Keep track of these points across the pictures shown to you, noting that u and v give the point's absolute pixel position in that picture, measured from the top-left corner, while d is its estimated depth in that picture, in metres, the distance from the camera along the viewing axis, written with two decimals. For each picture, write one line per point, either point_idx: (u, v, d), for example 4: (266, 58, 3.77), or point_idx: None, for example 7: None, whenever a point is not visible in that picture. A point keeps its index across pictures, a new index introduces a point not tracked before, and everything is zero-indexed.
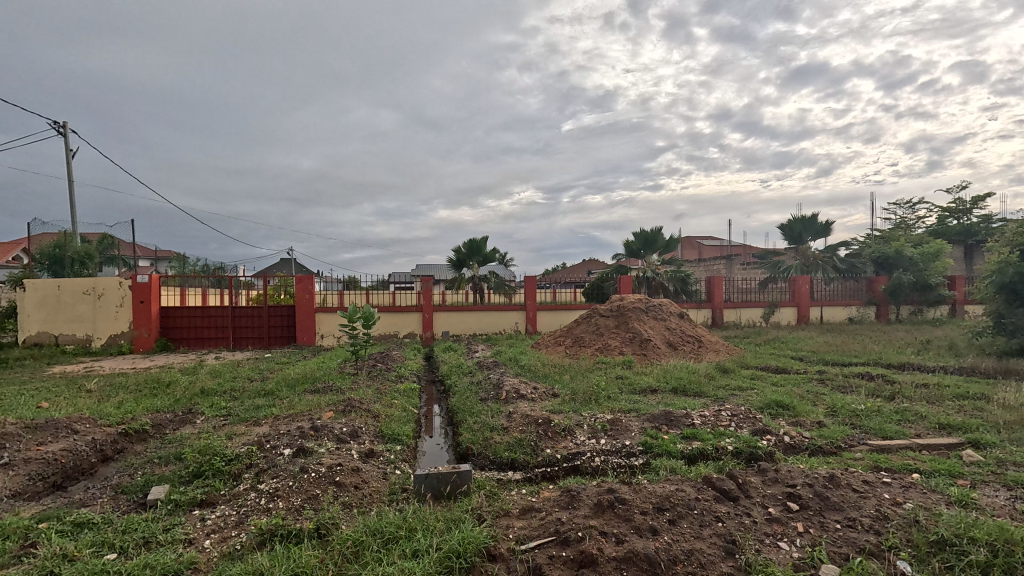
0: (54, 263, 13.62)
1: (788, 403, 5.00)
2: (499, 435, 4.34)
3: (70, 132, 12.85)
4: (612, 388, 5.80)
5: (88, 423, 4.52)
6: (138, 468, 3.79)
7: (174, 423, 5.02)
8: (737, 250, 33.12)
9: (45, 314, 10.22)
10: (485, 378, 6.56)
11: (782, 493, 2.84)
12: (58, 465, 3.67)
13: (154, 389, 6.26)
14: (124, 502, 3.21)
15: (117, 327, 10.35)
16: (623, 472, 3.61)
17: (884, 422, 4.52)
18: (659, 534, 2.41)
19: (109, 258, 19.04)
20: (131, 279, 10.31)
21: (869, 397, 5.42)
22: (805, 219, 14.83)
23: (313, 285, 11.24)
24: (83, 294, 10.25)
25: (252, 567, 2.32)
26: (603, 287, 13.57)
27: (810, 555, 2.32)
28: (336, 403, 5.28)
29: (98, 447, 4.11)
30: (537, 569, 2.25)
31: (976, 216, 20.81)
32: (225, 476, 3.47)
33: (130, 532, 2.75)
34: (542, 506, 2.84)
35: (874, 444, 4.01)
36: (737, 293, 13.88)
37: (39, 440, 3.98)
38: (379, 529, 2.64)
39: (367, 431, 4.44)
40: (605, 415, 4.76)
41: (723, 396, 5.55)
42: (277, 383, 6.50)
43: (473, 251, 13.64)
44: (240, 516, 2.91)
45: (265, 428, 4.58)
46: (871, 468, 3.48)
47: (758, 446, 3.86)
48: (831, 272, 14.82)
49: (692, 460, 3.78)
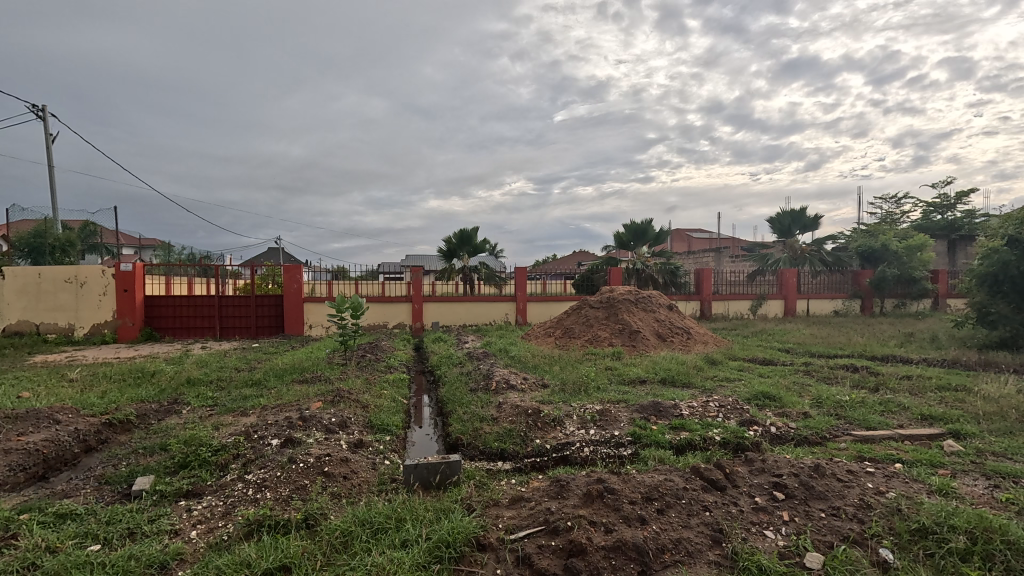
0: (35, 250, 13.38)
1: (775, 394, 5.06)
2: (489, 425, 4.35)
3: (50, 116, 12.78)
4: (601, 379, 5.84)
5: (71, 413, 4.45)
6: (123, 459, 3.74)
7: (160, 413, 4.96)
8: (725, 242, 33.54)
9: (25, 303, 10.02)
10: (475, 369, 6.55)
11: (768, 483, 2.87)
12: (39, 456, 3.61)
13: (138, 380, 6.14)
14: (108, 493, 3.17)
15: (100, 315, 10.17)
16: (612, 462, 3.64)
17: (868, 412, 4.60)
18: (647, 523, 2.42)
19: (92, 245, 18.78)
20: (115, 266, 10.13)
21: (854, 388, 5.53)
22: (793, 212, 15.03)
23: (302, 275, 11.09)
24: (65, 283, 10.05)
25: (240, 558, 2.30)
26: (593, 278, 13.65)
27: (795, 543, 2.36)
28: (324, 394, 5.22)
29: (82, 438, 4.04)
30: (526, 558, 2.26)
31: (960, 211, 21.14)
32: (213, 466, 3.44)
33: (114, 523, 2.71)
34: (531, 496, 2.85)
35: (858, 434, 4.08)
36: (726, 285, 13.99)
37: (20, 430, 3.90)
38: (367, 520, 2.63)
39: (357, 422, 4.42)
40: (595, 405, 4.79)
41: (710, 386, 5.62)
42: (264, 373, 6.45)
43: (464, 242, 13.41)
44: (227, 507, 2.88)
45: (252, 419, 4.52)
46: (855, 458, 3.54)
47: (745, 436, 3.91)
48: (818, 265, 14.99)
49: (679, 451, 3.81)
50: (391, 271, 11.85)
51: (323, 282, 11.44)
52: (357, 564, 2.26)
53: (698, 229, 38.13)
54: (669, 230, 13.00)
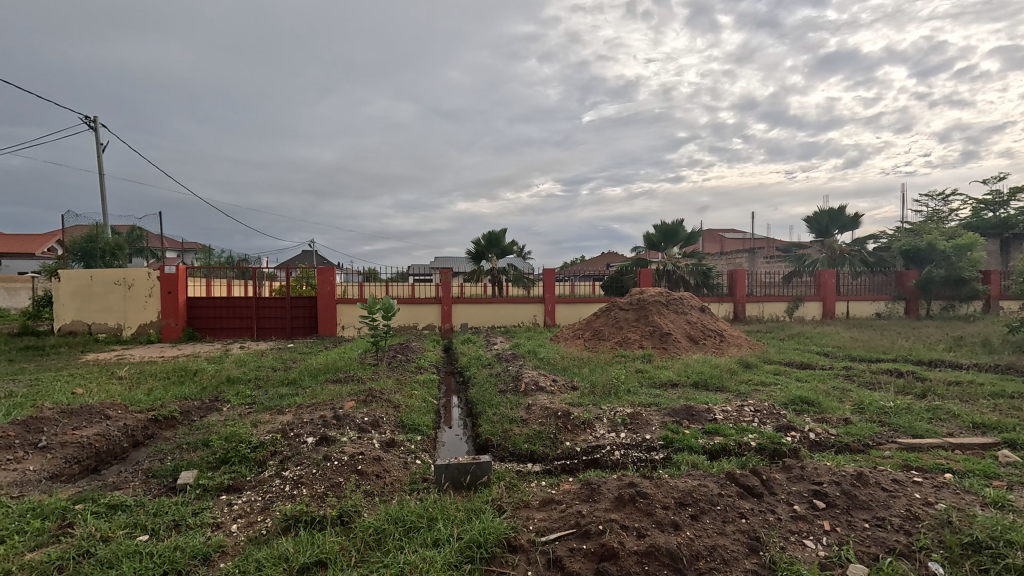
0: (87, 254, 14.11)
1: (814, 399, 4.89)
2: (518, 426, 4.35)
3: (101, 126, 13.44)
4: (632, 382, 5.76)
5: (121, 409, 4.68)
6: (168, 453, 3.90)
7: (201, 410, 5.14)
8: (759, 242, 32.72)
9: (78, 304, 10.58)
10: (504, 370, 6.57)
11: (808, 491, 2.78)
12: (92, 449, 3.81)
13: (181, 378, 6.42)
14: (155, 486, 3.32)
15: (146, 316, 10.64)
16: (644, 466, 3.59)
17: (914, 419, 4.40)
18: (681, 530, 2.38)
19: (139, 249, 19.72)
20: (159, 269, 10.57)
21: (898, 394, 5.29)
22: (831, 211, 14.52)
23: (334, 277, 11.34)
24: (114, 285, 10.55)
25: (278, 553, 2.36)
26: (622, 280, 13.49)
27: (837, 554, 2.28)
28: (357, 393, 5.34)
29: (130, 433, 4.24)
30: (557, 561, 2.25)
31: (1014, 208, 19.95)
32: (251, 463, 3.55)
33: (160, 514, 2.84)
34: (562, 498, 2.84)
35: (903, 442, 3.91)
36: (760, 287, 13.64)
37: (75, 424, 4.13)
38: (400, 518, 2.67)
39: (388, 421, 4.48)
40: (626, 408, 4.72)
41: (745, 391, 5.47)
42: (299, 372, 6.63)
43: (492, 243, 13.47)
44: (266, 502, 2.97)
45: (289, 417, 4.67)
46: (901, 467, 3.39)
47: (782, 442, 3.79)
48: (859, 266, 14.45)
49: (713, 455, 3.73)
50: (420, 273, 11.96)
51: (355, 284, 11.72)
52: (390, 562, 2.29)
53: (731, 230, 37.34)
54: (700, 231, 12.73)
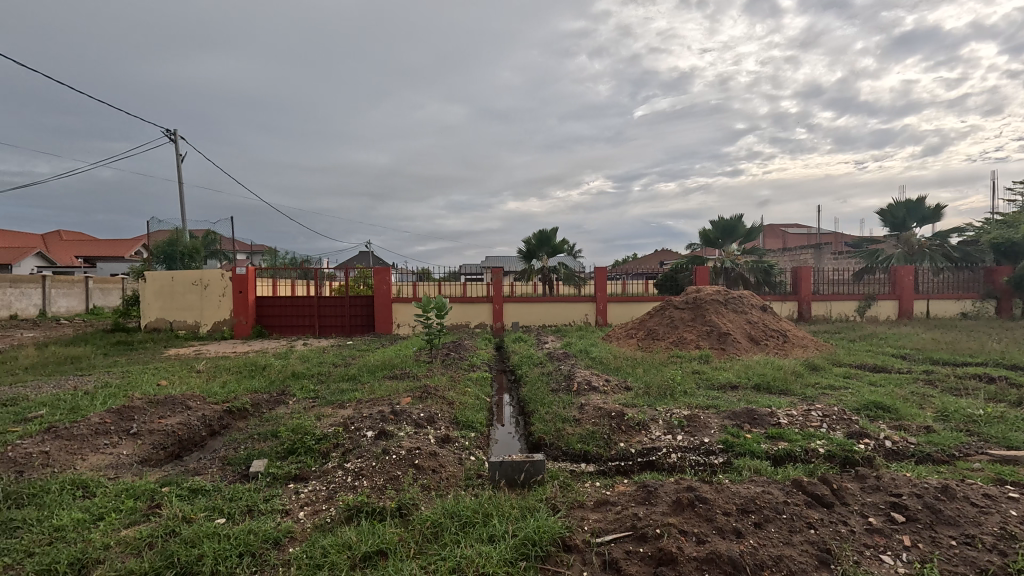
0: (169, 257, 15.30)
1: (890, 405, 4.56)
2: (571, 426, 4.33)
3: (180, 138, 14.51)
4: (688, 383, 5.59)
5: (200, 400, 5.05)
6: (241, 443, 4.17)
7: (270, 403, 5.46)
8: (826, 237, 30.85)
9: (162, 303, 11.49)
10: (556, 369, 6.55)
11: (884, 503, 2.60)
12: (175, 437, 4.14)
13: (252, 372, 6.84)
14: (230, 472, 3.55)
15: (220, 314, 11.41)
16: (703, 470, 3.48)
17: (1008, 429, 4.01)
18: (744, 537, 2.29)
19: (213, 252, 21.16)
20: (231, 270, 11.29)
21: (989, 401, 4.84)
22: (909, 203, 13.47)
23: (390, 277, 11.69)
24: (192, 285, 11.38)
25: (342, 541, 2.47)
26: (677, 278, 13.13)
27: (919, 572, 2.11)
28: (413, 389, 5.50)
29: (208, 423, 4.57)
30: (613, 563, 2.23)
31: None
32: (316, 454, 3.73)
33: (236, 499, 3.04)
34: (617, 500, 2.80)
35: (996, 453, 3.57)
36: (827, 285, 12.86)
37: (160, 413, 4.49)
38: (456, 513, 2.73)
39: (443, 417, 4.59)
40: (683, 410, 4.59)
41: (812, 395, 5.18)
42: (358, 368, 6.90)
43: (542, 242, 13.47)
44: (330, 492, 3.12)
45: (349, 411, 4.87)
46: (993, 481, 3.10)
47: (854, 450, 3.57)
48: (941, 261, 13.34)
49: (778, 462, 3.56)
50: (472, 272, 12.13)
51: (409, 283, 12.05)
52: (447, 555, 2.35)
53: (794, 225, 35.43)
54: (761, 226, 12.16)
